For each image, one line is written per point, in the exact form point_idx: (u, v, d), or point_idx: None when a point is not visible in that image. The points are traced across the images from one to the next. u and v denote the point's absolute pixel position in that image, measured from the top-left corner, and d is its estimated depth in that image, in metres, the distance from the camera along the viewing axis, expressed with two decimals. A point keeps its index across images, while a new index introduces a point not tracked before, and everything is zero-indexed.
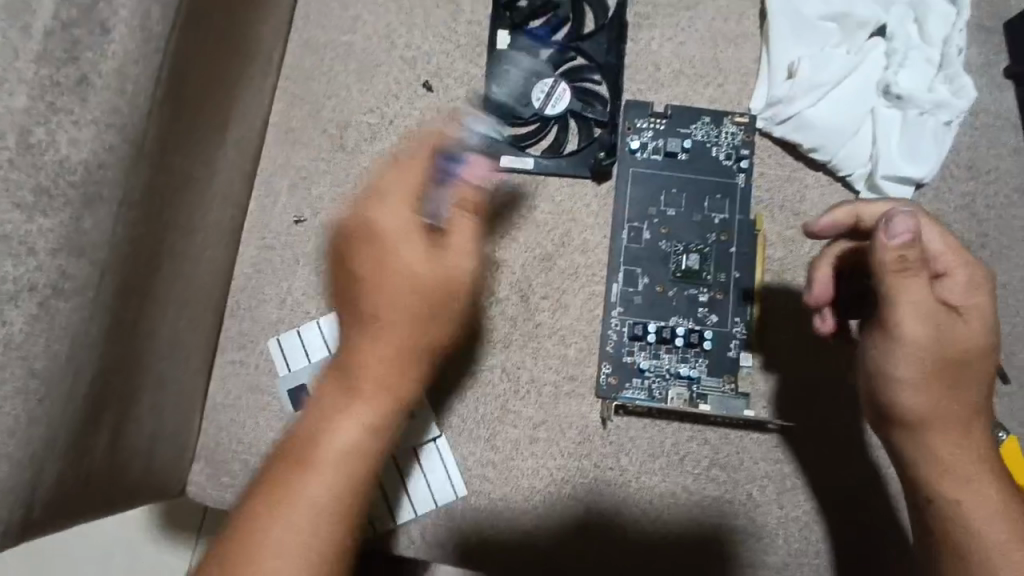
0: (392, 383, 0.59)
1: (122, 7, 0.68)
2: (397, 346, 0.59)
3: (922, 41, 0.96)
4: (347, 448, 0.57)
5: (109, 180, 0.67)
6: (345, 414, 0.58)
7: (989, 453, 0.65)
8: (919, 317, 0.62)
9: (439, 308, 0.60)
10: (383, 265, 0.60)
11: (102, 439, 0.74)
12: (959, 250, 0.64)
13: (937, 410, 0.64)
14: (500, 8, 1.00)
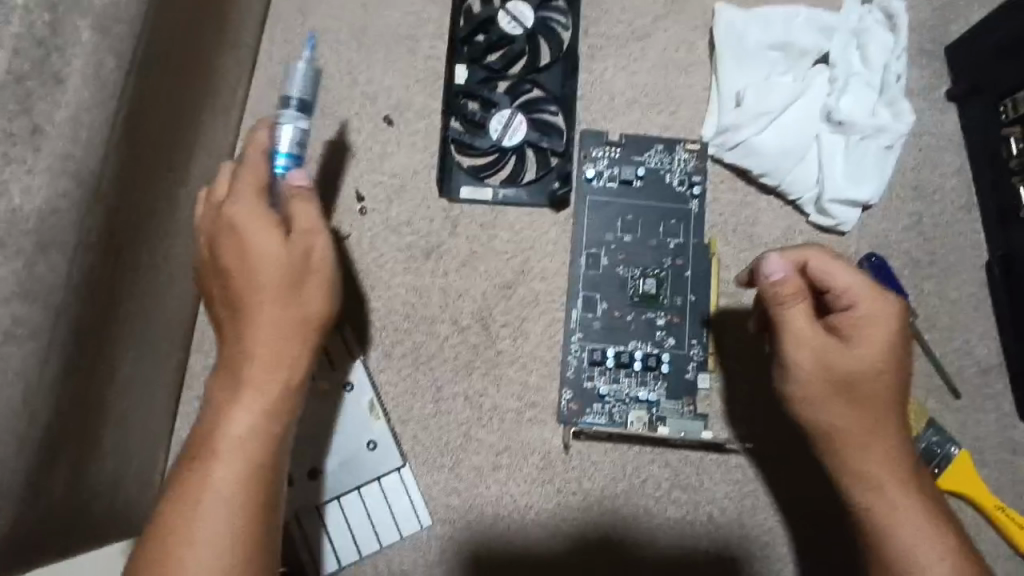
0: (278, 367, 0.64)
1: (75, 59, 0.69)
2: (271, 333, 0.64)
3: (864, 67, 0.99)
4: (245, 433, 0.62)
5: (64, 226, 0.69)
6: (238, 404, 0.62)
7: (900, 452, 0.75)
8: (806, 341, 0.75)
9: (309, 293, 0.65)
10: (248, 261, 0.64)
11: (60, 481, 0.75)
12: (859, 285, 0.75)
13: (842, 416, 0.75)
14: (458, 42, 1.02)
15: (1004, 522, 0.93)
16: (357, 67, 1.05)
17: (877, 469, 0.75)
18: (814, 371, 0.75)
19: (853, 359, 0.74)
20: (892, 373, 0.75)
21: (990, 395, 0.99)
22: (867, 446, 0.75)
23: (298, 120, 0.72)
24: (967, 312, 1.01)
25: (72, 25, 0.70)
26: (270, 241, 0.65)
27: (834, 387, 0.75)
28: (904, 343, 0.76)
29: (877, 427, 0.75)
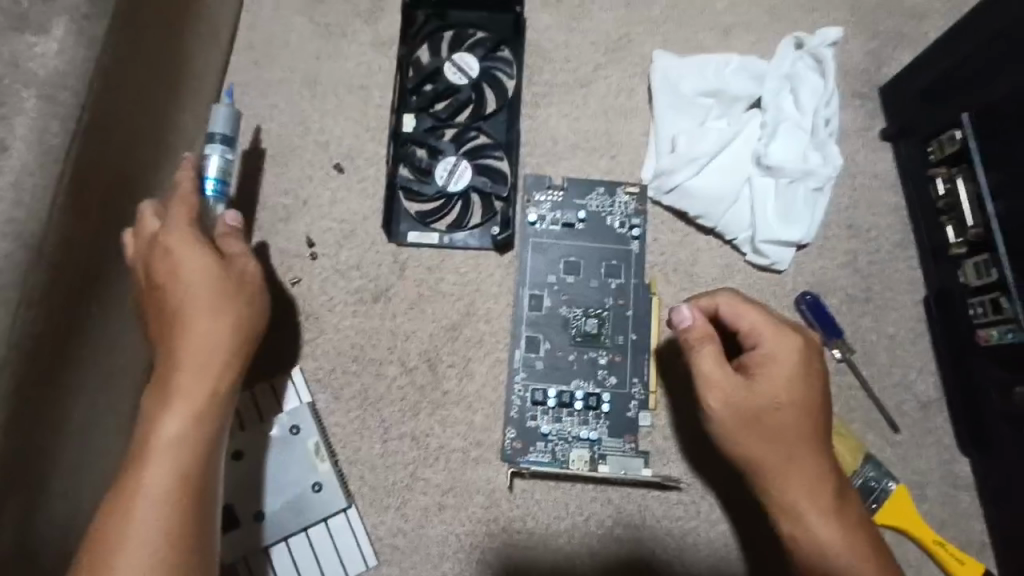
0: (208, 373, 0.67)
1: (21, 126, 0.76)
2: (201, 339, 0.68)
3: (796, 111, 1.03)
4: (177, 438, 0.64)
5: (5, 282, 0.73)
6: (169, 411, 0.64)
7: (822, 474, 0.79)
8: (721, 381, 0.80)
9: (238, 304, 0.70)
10: (179, 277, 0.69)
11: (7, 531, 0.75)
12: (761, 325, 0.82)
13: (761, 447, 0.80)
14: (406, 92, 1.07)
15: (945, 559, 0.93)
16: (310, 118, 1.09)
17: (798, 494, 0.79)
18: (729, 412, 0.80)
19: (762, 397, 0.79)
20: (803, 408, 0.80)
21: (930, 429, 1.00)
22: (789, 479, 0.79)
23: (223, 151, 0.85)
24: (905, 347, 1.02)
25: (18, 94, 0.76)
26: (199, 258, 0.70)
27: (748, 426, 0.80)
28: (813, 378, 0.81)
29: (797, 461, 0.79)
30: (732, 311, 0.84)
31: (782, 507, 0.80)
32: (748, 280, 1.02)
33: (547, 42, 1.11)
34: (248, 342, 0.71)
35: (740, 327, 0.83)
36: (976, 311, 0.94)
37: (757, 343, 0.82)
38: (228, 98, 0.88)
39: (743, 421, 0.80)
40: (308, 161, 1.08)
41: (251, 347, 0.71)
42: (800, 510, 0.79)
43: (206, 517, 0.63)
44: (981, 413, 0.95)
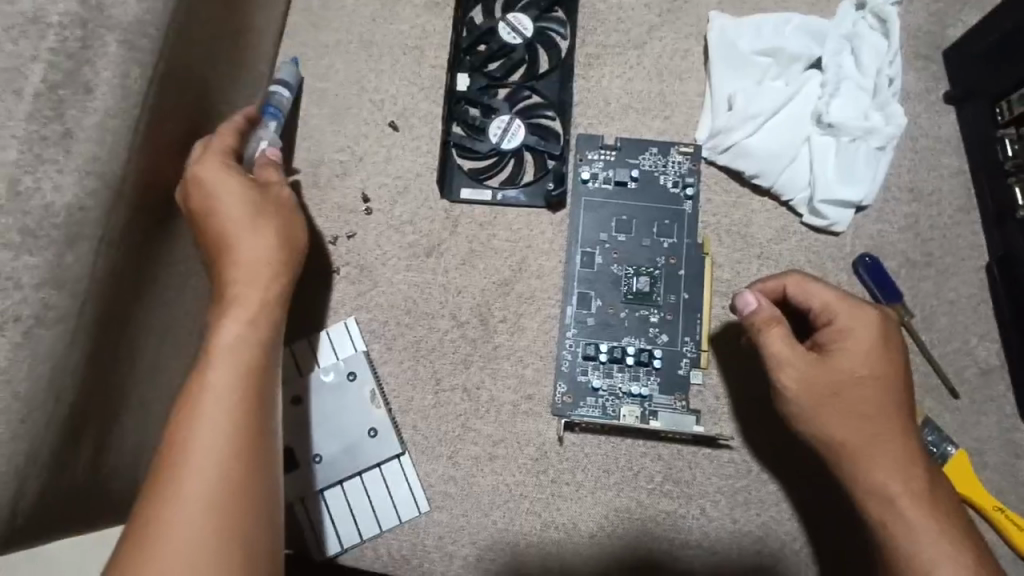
0: (259, 285, 0.70)
1: (105, 69, 0.77)
2: (246, 256, 0.72)
3: (858, 71, 1.01)
4: (234, 343, 0.65)
5: (90, 221, 0.75)
6: (226, 318, 0.67)
7: (907, 450, 0.78)
8: (795, 360, 0.81)
9: (276, 222, 0.75)
10: (218, 201, 0.74)
11: (83, 457, 0.80)
12: (839, 300, 0.83)
13: (841, 425, 0.79)
14: (460, 53, 1.07)
15: (1003, 523, 0.90)
16: (365, 77, 1.11)
17: (885, 472, 0.77)
18: (805, 389, 0.80)
19: (840, 372, 0.80)
20: (882, 382, 0.80)
21: (990, 396, 0.97)
22: (872, 456, 0.78)
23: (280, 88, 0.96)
24: (966, 313, 0.99)
25: (101, 39, 0.78)
26: (239, 184, 0.75)
27: (825, 401, 0.79)
28: (893, 356, 0.81)
29: (878, 438, 0.78)
30: (801, 292, 0.85)
31: (866, 485, 0.77)
32: (803, 242, 1.01)
33: (602, 3, 1.11)
34: (291, 258, 0.74)
35: (813, 304, 0.84)
36: None
37: (835, 319, 0.83)
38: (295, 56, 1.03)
39: (822, 398, 0.80)
40: (363, 119, 1.09)
41: (294, 260, 0.74)
42: (888, 491, 0.76)
43: (267, 421, 0.63)
44: None
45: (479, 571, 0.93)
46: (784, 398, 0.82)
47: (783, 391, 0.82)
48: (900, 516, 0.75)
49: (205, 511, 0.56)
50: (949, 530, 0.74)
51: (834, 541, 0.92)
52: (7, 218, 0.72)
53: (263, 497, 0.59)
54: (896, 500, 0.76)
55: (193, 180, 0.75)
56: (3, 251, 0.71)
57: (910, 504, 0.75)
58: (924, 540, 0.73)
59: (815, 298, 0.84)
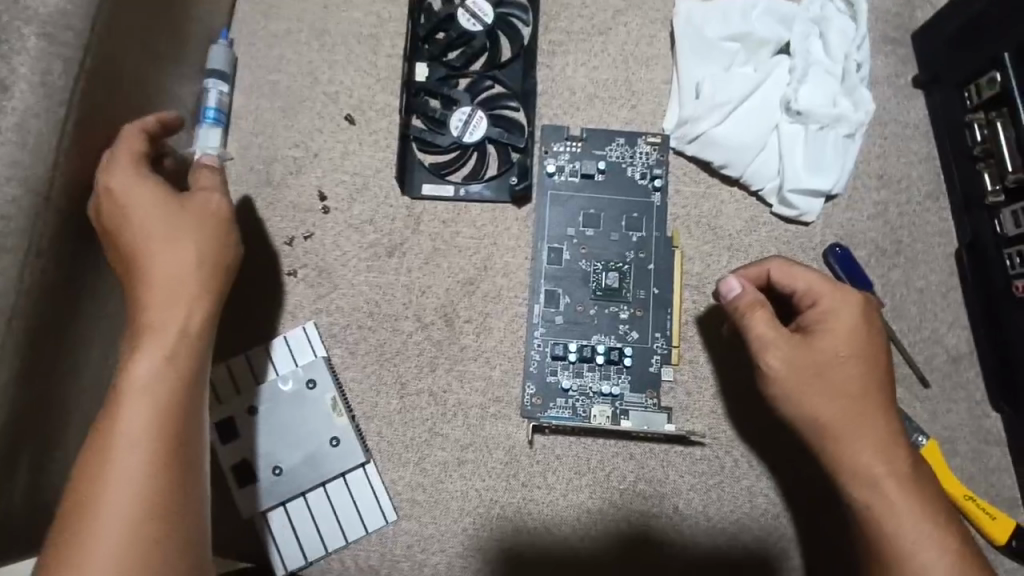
0: (178, 312, 0.66)
1: (22, 66, 0.71)
2: (162, 279, 0.67)
3: (826, 56, 0.98)
4: (150, 376, 0.62)
5: (13, 231, 0.70)
6: (142, 349, 0.64)
7: (890, 429, 0.77)
8: (777, 342, 0.79)
9: (200, 236, 0.70)
10: (131, 217, 0.69)
11: (19, 481, 0.75)
12: (824, 280, 0.81)
13: (825, 406, 0.77)
14: (417, 41, 1.03)
15: (974, 512, 0.89)
16: (319, 68, 1.06)
17: (868, 453, 0.75)
18: (788, 371, 0.79)
19: (824, 352, 0.78)
20: (866, 361, 0.79)
21: (961, 383, 0.97)
22: (855, 437, 0.76)
23: (219, 85, 1.02)
24: (936, 301, 0.98)
25: (17, 33, 0.72)
26: (156, 195, 0.71)
27: (810, 382, 0.78)
28: (877, 338, 0.80)
29: (861, 422, 0.77)
30: (786, 274, 0.84)
31: (845, 473, 0.76)
32: (773, 233, 0.98)
33: None
34: (215, 276, 0.70)
35: (797, 286, 0.82)
36: (1012, 262, 0.91)
37: (817, 300, 0.81)
38: (221, 40, 1.04)
39: (805, 381, 0.78)
40: (318, 112, 1.04)
41: (218, 282, 0.70)
42: (872, 472, 0.75)
43: (190, 465, 0.62)
44: (1018, 360, 0.92)
45: None
46: (767, 381, 0.80)
47: (769, 375, 0.80)
48: (882, 501, 0.74)
49: (118, 569, 0.55)
50: (929, 513, 0.73)
51: (809, 534, 0.91)
52: None
53: (185, 547, 0.59)
54: (879, 481, 0.74)
55: (103, 193, 0.69)
56: None
57: (892, 484, 0.74)
58: (904, 524, 0.72)
59: (800, 279, 0.83)
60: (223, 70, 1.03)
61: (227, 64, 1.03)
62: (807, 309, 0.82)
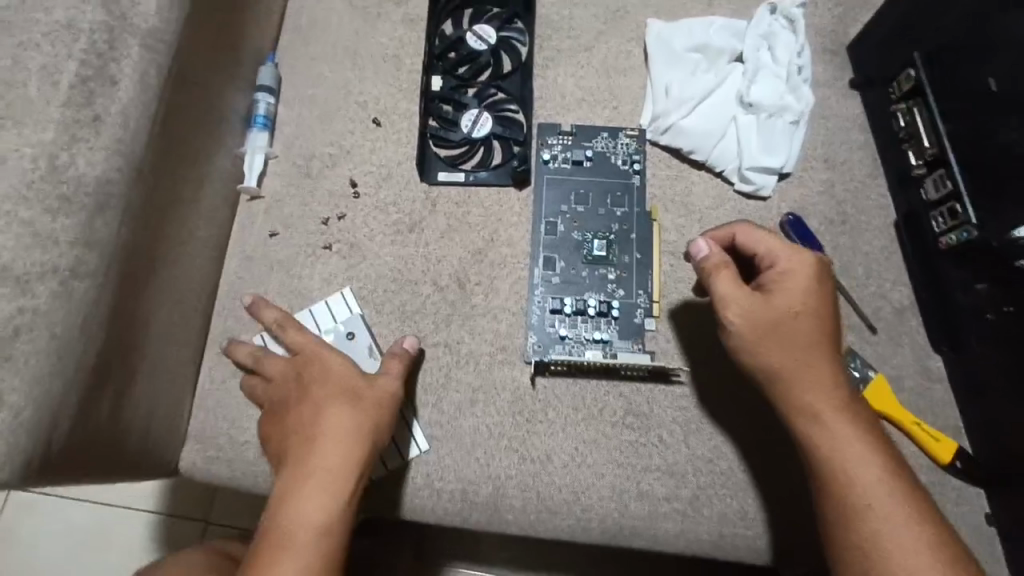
0: (341, 472, 0.89)
1: (128, 66, 0.89)
2: (339, 448, 0.91)
3: (773, 62, 1.18)
4: (314, 520, 0.85)
5: (116, 192, 0.86)
6: (312, 497, 0.87)
7: (834, 372, 0.91)
8: (739, 299, 0.93)
9: (371, 417, 0.94)
10: (325, 396, 0.95)
11: (105, 404, 0.89)
12: (780, 245, 0.95)
13: (779, 356, 0.91)
14: (433, 59, 1.24)
15: (920, 436, 1.04)
16: (350, 82, 1.26)
17: (813, 394, 0.89)
18: (749, 326, 0.92)
19: (779, 309, 0.92)
20: (815, 316, 0.92)
21: (904, 331, 1.12)
22: (803, 381, 0.90)
23: (267, 96, 1.22)
24: (880, 262, 1.14)
25: (125, 41, 0.90)
26: (348, 374, 0.97)
27: (766, 333, 0.91)
28: (824, 295, 0.94)
29: (811, 368, 0.90)
30: (749, 238, 0.97)
31: (799, 410, 0.90)
32: (736, 208, 1.16)
33: (555, 15, 1.28)
34: (374, 446, 0.93)
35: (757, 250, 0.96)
36: (938, 222, 1.08)
37: (773, 264, 0.95)
38: (269, 61, 1.24)
39: (763, 333, 0.91)
40: (349, 117, 1.24)
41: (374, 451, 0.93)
42: (815, 408, 0.89)
43: None
44: (949, 307, 1.09)
45: (466, 503, 1.02)
46: (732, 334, 0.94)
47: (733, 329, 0.93)
48: (826, 431, 0.87)
49: None
50: (866, 442, 0.86)
51: (769, 467, 1.03)
52: (46, 187, 0.81)
53: None
54: (824, 417, 0.88)
55: (313, 372, 0.98)
56: (43, 213, 0.80)
57: (828, 415, 0.88)
58: (845, 450, 0.85)
59: (761, 244, 0.96)
60: (271, 83, 1.23)
61: (275, 80, 1.23)
62: (767, 271, 0.96)
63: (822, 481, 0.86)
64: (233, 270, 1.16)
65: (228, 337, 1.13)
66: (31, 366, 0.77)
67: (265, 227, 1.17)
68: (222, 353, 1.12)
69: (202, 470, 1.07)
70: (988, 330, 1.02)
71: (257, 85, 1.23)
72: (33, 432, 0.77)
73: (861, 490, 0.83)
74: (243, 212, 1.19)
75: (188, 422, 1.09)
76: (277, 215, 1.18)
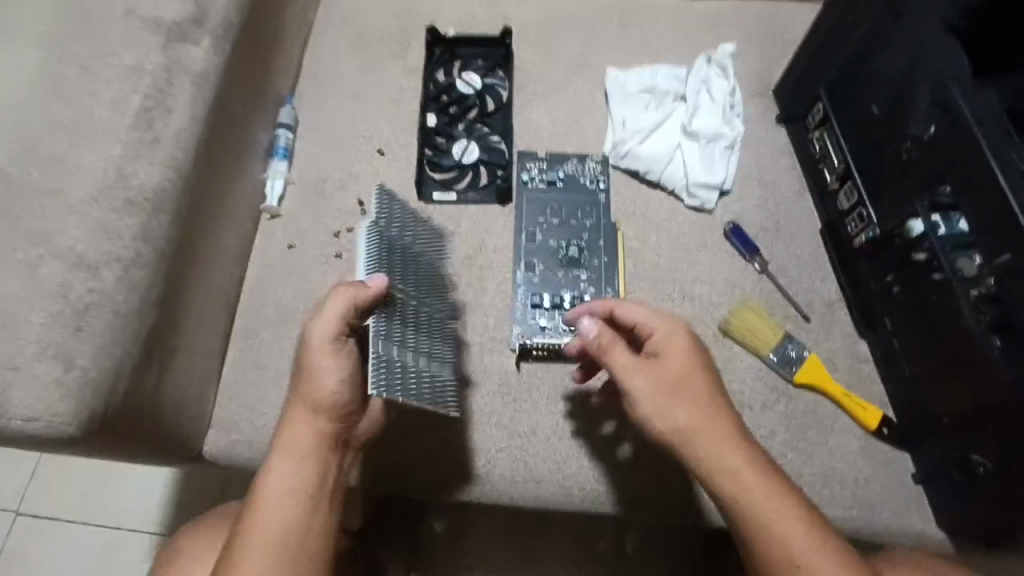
0: (300, 437, 0.81)
1: (181, 99, 1.09)
2: (299, 413, 0.83)
3: (711, 100, 1.43)
4: (276, 489, 0.79)
5: (168, 198, 1.04)
6: (275, 466, 0.80)
7: (739, 429, 0.86)
8: (632, 373, 0.88)
9: (321, 371, 0.83)
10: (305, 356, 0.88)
11: (151, 378, 1.03)
12: (652, 312, 0.92)
13: (684, 423, 0.85)
14: (429, 101, 1.48)
15: (851, 405, 1.21)
16: (358, 120, 1.48)
17: (725, 458, 0.83)
18: (649, 394, 0.86)
19: (671, 373, 0.87)
20: (706, 375, 0.88)
21: (834, 319, 1.30)
22: (715, 445, 0.84)
23: (286, 132, 1.43)
24: (811, 262, 1.35)
25: (180, 80, 1.10)
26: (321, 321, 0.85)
27: (668, 399, 0.86)
28: (706, 356, 0.89)
29: (716, 429, 0.85)
30: (623, 310, 0.94)
31: (713, 476, 0.83)
32: (688, 219, 1.37)
33: (531, 65, 1.52)
34: (331, 408, 0.82)
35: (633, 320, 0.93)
36: (853, 226, 1.28)
37: (650, 330, 0.91)
38: (288, 102, 1.46)
39: (665, 399, 0.86)
40: (357, 148, 1.44)
41: (331, 413, 0.82)
42: (736, 471, 0.83)
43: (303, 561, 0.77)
44: (864, 293, 1.27)
45: (461, 474, 1.15)
46: (632, 403, 0.87)
47: (632, 397, 0.87)
48: (747, 490, 0.82)
49: None
50: (785, 496, 0.81)
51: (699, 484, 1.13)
52: (116, 192, 0.99)
53: None
54: (743, 479, 0.82)
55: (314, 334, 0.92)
56: (112, 213, 0.98)
57: (747, 475, 0.82)
58: (763, 514, 0.80)
59: (635, 313, 0.93)
60: (289, 120, 1.44)
61: (293, 118, 1.45)
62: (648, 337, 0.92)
63: (747, 547, 0.81)
64: (255, 275, 1.33)
65: (249, 335, 1.28)
66: (98, 336, 0.92)
67: (283, 240, 1.35)
68: (244, 349, 1.26)
69: (223, 452, 1.19)
70: (896, 309, 1.20)
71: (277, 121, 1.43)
72: (97, 389, 0.91)
73: (783, 553, 0.79)
74: (263, 227, 1.37)
75: (214, 409, 1.21)
76: (294, 230, 1.36)
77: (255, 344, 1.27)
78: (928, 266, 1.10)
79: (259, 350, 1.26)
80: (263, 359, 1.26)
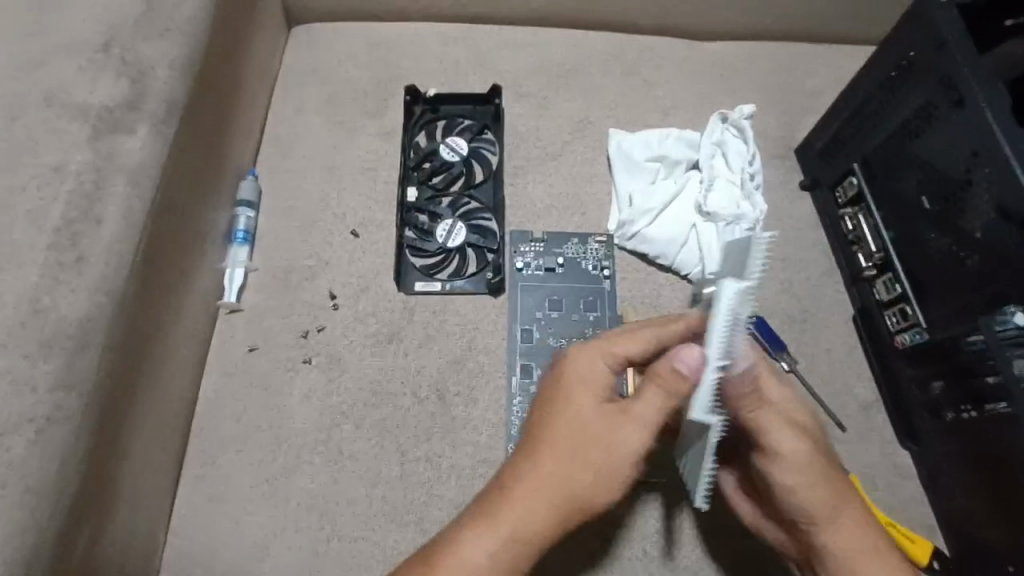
0: (530, 515, 0.70)
1: (112, 204, 0.81)
2: (544, 484, 0.71)
3: (727, 170, 1.28)
4: (474, 559, 0.69)
5: (96, 330, 0.75)
6: (479, 527, 0.70)
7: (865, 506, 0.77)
8: (781, 427, 0.75)
9: (585, 458, 0.71)
10: (572, 403, 0.74)
11: (76, 556, 0.76)
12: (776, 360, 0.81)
13: (823, 490, 0.75)
14: (409, 170, 1.29)
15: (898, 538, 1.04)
16: (329, 194, 1.28)
17: (856, 542, 0.74)
18: (795, 450, 0.74)
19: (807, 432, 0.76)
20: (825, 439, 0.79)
21: (872, 425, 1.14)
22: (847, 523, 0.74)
23: (247, 212, 1.22)
24: (844, 359, 1.18)
25: (110, 182, 0.82)
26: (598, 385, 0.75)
27: (813, 462, 0.75)
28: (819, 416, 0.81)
29: (847, 503, 0.75)
30: None
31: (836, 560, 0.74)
32: None
33: (523, 126, 1.34)
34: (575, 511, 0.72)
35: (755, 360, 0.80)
36: (892, 321, 1.13)
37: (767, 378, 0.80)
38: (251, 174, 1.25)
39: (809, 460, 0.75)
40: (329, 229, 1.25)
41: (572, 512, 0.71)
42: (868, 556, 0.73)
43: None
44: (909, 401, 1.11)
45: None
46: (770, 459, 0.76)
47: (778, 455, 0.75)
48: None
49: None
50: None
51: None
52: (26, 334, 0.72)
53: None
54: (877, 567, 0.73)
55: (572, 373, 0.76)
56: (23, 360, 0.71)
57: (882, 560, 0.73)
58: None
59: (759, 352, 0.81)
60: (252, 196, 1.23)
61: (257, 192, 1.25)
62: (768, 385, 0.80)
63: None
64: (211, 386, 1.12)
65: (206, 458, 1.07)
66: None
67: (243, 341, 1.15)
68: (202, 474, 1.06)
69: None
70: (949, 425, 1.03)
71: (235, 198, 1.22)
72: None
73: None
74: (222, 326, 1.16)
75: (164, 552, 1.00)
76: (257, 329, 1.17)
77: (213, 471, 1.06)
78: (994, 392, 0.93)
79: (219, 479, 1.06)
80: (222, 489, 1.05)
